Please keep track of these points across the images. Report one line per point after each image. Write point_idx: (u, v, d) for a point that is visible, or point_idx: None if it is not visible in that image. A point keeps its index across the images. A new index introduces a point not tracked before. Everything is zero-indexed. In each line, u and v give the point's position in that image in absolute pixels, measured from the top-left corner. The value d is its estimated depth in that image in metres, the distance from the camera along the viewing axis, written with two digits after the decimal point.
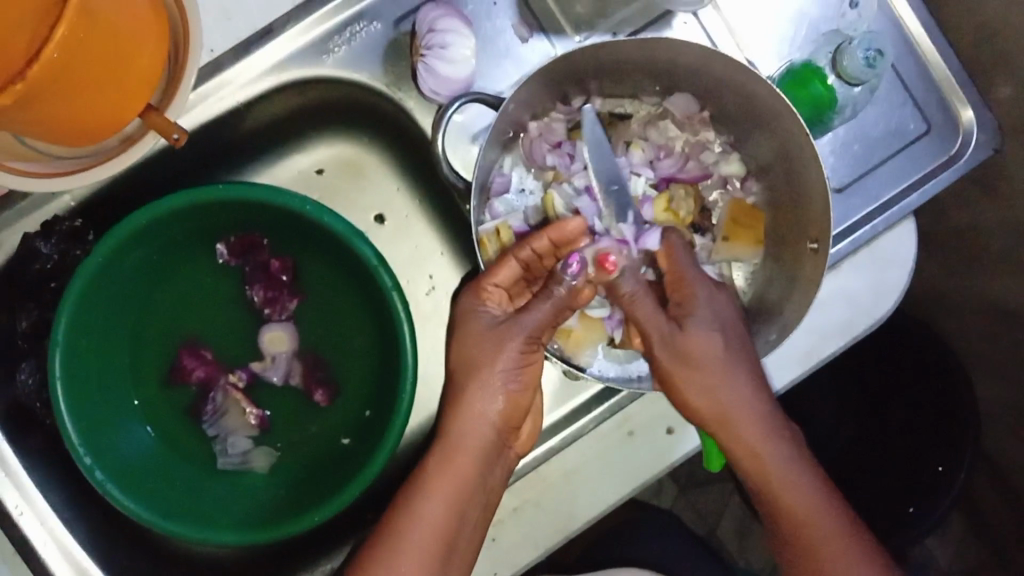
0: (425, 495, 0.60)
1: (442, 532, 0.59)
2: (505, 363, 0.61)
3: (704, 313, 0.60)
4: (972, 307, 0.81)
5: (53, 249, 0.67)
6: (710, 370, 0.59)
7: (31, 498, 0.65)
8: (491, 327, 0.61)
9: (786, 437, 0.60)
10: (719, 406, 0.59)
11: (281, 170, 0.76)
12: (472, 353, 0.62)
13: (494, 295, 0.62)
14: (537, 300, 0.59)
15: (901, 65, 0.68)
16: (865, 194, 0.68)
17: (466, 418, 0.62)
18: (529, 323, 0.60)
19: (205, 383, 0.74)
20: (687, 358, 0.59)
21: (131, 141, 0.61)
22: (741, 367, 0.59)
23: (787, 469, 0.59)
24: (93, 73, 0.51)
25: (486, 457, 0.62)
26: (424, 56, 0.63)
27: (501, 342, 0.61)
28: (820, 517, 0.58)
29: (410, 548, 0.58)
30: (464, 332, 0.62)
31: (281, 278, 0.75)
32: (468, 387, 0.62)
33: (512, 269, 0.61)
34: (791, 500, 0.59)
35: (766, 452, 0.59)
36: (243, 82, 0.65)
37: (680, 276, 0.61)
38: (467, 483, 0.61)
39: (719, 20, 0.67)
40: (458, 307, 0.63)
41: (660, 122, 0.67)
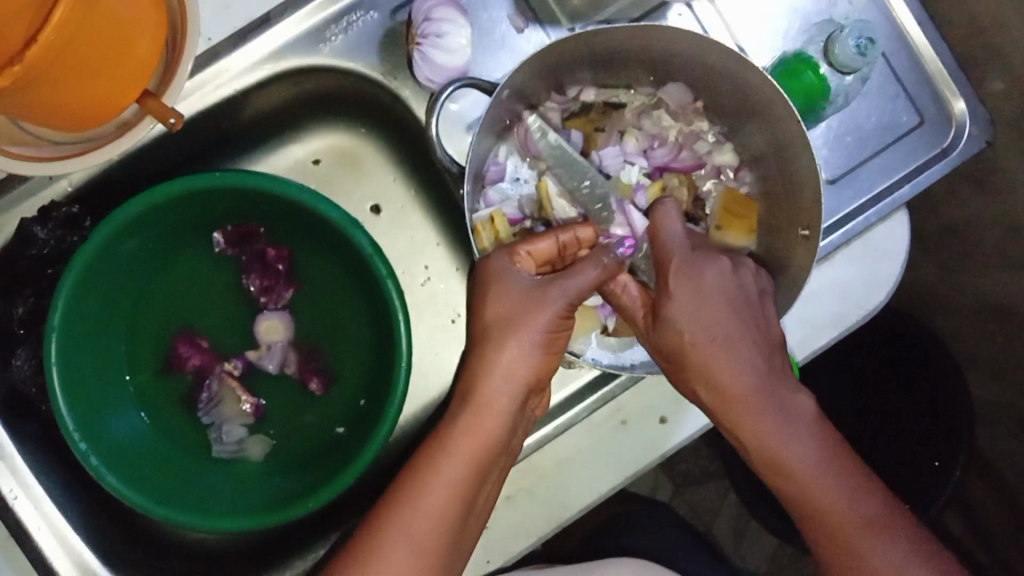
0: (444, 459, 0.56)
1: (458, 500, 0.56)
2: (542, 326, 0.58)
3: (694, 291, 0.59)
4: (966, 302, 0.82)
5: (49, 234, 0.67)
6: (692, 366, 0.59)
7: (27, 484, 0.65)
8: (526, 288, 0.59)
9: (782, 408, 0.57)
10: (700, 397, 0.60)
11: (277, 159, 0.76)
12: (505, 312, 0.59)
13: (524, 261, 0.60)
14: (581, 265, 0.59)
15: (893, 57, 0.69)
16: (858, 185, 0.68)
17: (495, 379, 0.59)
18: (568, 288, 0.58)
19: (201, 371, 0.74)
20: (670, 352, 0.61)
21: (129, 127, 0.61)
22: (727, 354, 0.58)
23: (782, 431, 0.56)
24: (89, 57, 0.52)
25: (510, 425, 0.59)
26: (420, 45, 0.63)
27: (538, 305, 0.58)
28: (818, 480, 0.55)
29: (427, 514, 0.55)
30: (495, 292, 0.59)
31: (277, 267, 0.75)
32: (503, 343, 0.59)
33: (551, 245, 0.61)
34: (787, 477, 0.56)
35: (757, 428, 0.57)
36: (237, 73, 0.65)
37: (666, 258, 0.60)
38: (490, 449, 0.58)
39: (713, 13, 0.67)
40: (487, 266, 0.59)
41: (654, 112, 0.68)
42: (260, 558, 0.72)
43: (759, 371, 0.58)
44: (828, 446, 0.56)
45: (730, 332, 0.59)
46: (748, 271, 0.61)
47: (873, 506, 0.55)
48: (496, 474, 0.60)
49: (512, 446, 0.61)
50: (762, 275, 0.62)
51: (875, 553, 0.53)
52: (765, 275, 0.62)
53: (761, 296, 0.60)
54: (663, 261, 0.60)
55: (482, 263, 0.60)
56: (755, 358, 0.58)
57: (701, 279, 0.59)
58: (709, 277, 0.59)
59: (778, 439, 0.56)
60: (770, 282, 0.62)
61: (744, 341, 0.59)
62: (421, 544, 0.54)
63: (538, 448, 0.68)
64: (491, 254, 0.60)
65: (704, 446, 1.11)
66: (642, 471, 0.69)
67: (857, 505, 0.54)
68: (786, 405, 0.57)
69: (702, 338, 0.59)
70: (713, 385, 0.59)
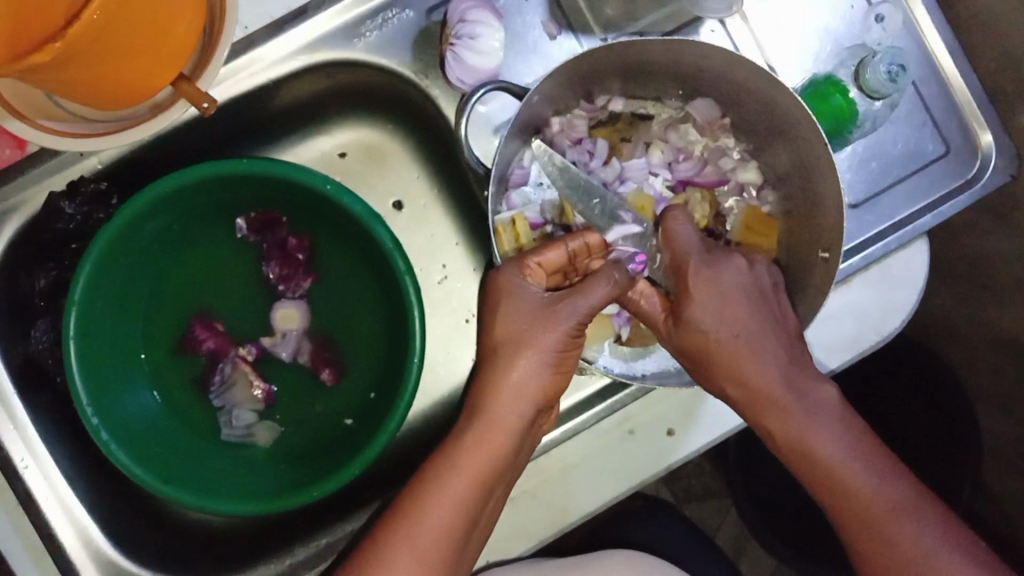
0: (454, 472, 0.57)
1: (465, 507, 0.56)
2: (550, 347, 0.59)
3: (716, 290, 0.60)
4: (981, 336, 0.82)
5: (77, 210, 0.68)
6: (716, 364, 0.60)
7: (38, 454, 0.66)
8: (537, 305, 0.59)
9: (808, 397, 0.59)
10: (725, 392, 0.61)
11: (304, 150, 0.77)
12: (515, 329, 0.59)
13: (534, 274, 0.60)
14: (592, 282, 0.59)
15: (923, 85, 0.69)
16: (880, 212, 0.68)
17: (505, 394, 0.59)
18: (579, 307, 0.59)
19: (215, 355, 0.75)
20: (695, 352, 0.61)
21: (160, 108, 0.62)
22: (751, 349, 0.60)
23: (808, 417, 0.58)
24: (128, 39, 0.52)
25: (520, 440, 0.59)
26: (454, 45, 0.64)
27: (549, 326, 0.59)
28: (847, 464, 0.56)
29: (433, 524, 0.55)
30: (505, 310, 0.59)
31: (298, 256, 0.76)
32: (512, 361, 0.59)
33: (562, 252, 0.60)
34: (814, 465, 0.57)
35: (784, 417, 0.58)
36: (272, 61, 0.66)
37: (682, 263, 0.61)
38: (500, 461, 0.58)
39: (746, 31, 0.67)
40: (497, 281, 0.59)
41: (681, 126, 0.68)
42: (263, 544, 0.72)
43: (782, 363, 0.60)
44: (855, 434, 0.58)
45: (753, 326, 0.60)
46: (762, 268, 0.62)
47: (898, 491, 0.55)
48: (503, 489, 0.60)
49: (520, 461, 0.60)
50: (775, 269, 0.63)
51: (903, 535, 0.54)
52: (777, 269, 0.64)
53: (776, 289, 0.62)
54: (681, 264, 0.61)
55: (494, 276, 0.60)
56: (775, 358, 0.59)
57: (719, 279, 0.61)
58: (726, 277, 0.60)
59: (802, 427, 0.58)
60: (782, 275, 0.63)
61: (768, 337, 0.60)
62: (426, 554, 0.55)
63: (544, 452, 0.68)
64: (502, 267, 0.60)
65: (706, 464, 1.11)
66: (644, 482, 0.69)
67: (883, 488, 0.55)
68: (810, 396, 0.59)
69: (726, 335, 0.60)
70: (740, 378, 0.60)
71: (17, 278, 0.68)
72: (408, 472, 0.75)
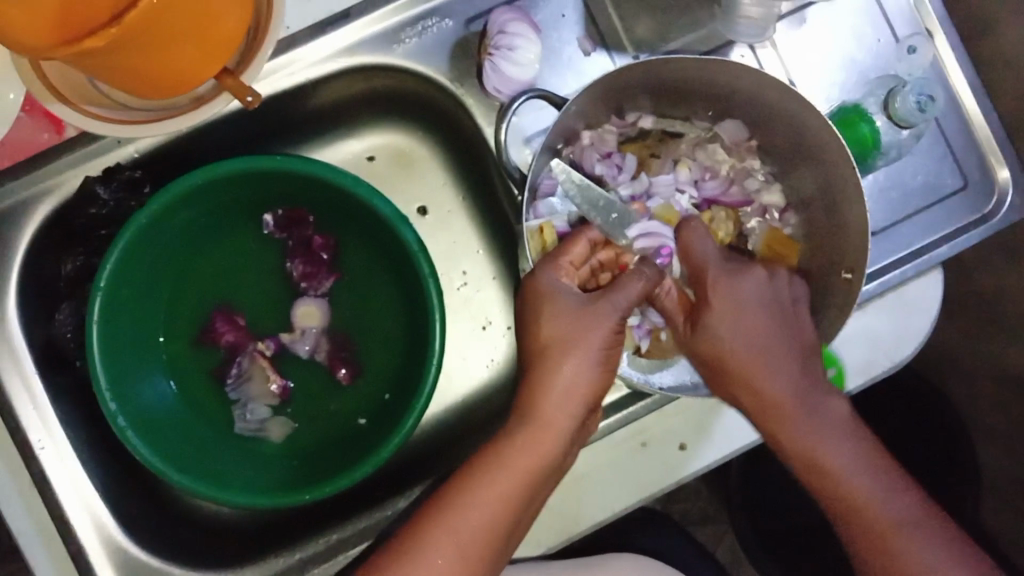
0: (500, 470, 0.58)
1: (509, 507, 0.58)
2: (598, 344, 0.59)
3: (732, 301, 0.61)
4: (987, 372, 0.83)
5: (111, 196, 0.68)
6: (731, 377, 0.61)
7: (55, 436, 0.67)
8: (579, 304, 0.60)
9: (813, 407, 0.60)
10: (740, 403, 0.61)
11: (332, 152, 0.78)
12: (562, 330, 0.59)
13: (568, 273, 0.62)
14: (627, 278, 0.61)
15: (945, 120, 0.71)
16: (897, 241, 0.70)
17: (555, 395, 0.59)
18: (618, 302, 0.60)
19: (234, 348, 0.75)
20: (709, 360, 0.62)
21: (202, 101, 0.63)
22: (766, 364, 0.60)
23: (818, 429, 0.59)
24: (179, 29, 0.53)
25: (569, 442, 0.60)
26: (492, 55, 0.66)
27: (593, 321, 0.60)
28: (855, 476, 0.58)
29: (474, 520, 0.57)
30: (550, 312, 0.60)
31: (322, 255, 0.77)
32: (561, 363, 0.59)
33: (587, 245, 0.62)
34: (824, 477, 0.59)
35: (792, 428, 0.59)
36: (311, 61, 0.67)
37: (700, 273, 0.62)
38: (547, 463, 0.59)
39: (777, 57, 0.69)
40: (536, 286, 0.60)
41: (708, 146, 0.70)
42: (277, 536, 0.72)
43: (794, 373, 0.60)
44: (863, 446, 0.59)
45: (767, 343, 0.60)
46: (781, 282, 0.62)
47: (905, 506, 0.57)
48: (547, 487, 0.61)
49: (568, 463, 0.61)
50: (797, 283, 0.63)
51: (909, 550, 0.56)
52: (800, 282, 0.63)
53: (797, 304, 0.62)
54: (699, 272, 0.62)
55: (531, 282, 0.61)
56: (789, 367, 0.60)
57: (738, 292, 0.61)
58: (742, 292, 0.61)
59: (811, 436, 0.59)
60: (805, 291, 0.63)
61: (785, 351, 0.60)
62: (464, 549, 0.56)
63: None
64: (537, 271, 0.61)
65: (704, 489, 1.11)
66: (656, 494, 0.70)
67: (890, 503, 0.57)
68: (822, 408, 0.60)
69: (742, 350, 0.60)
70: (752, 391, 0.60)
71: (43, 261, 0.68)
72: (420, 473, 0.76)
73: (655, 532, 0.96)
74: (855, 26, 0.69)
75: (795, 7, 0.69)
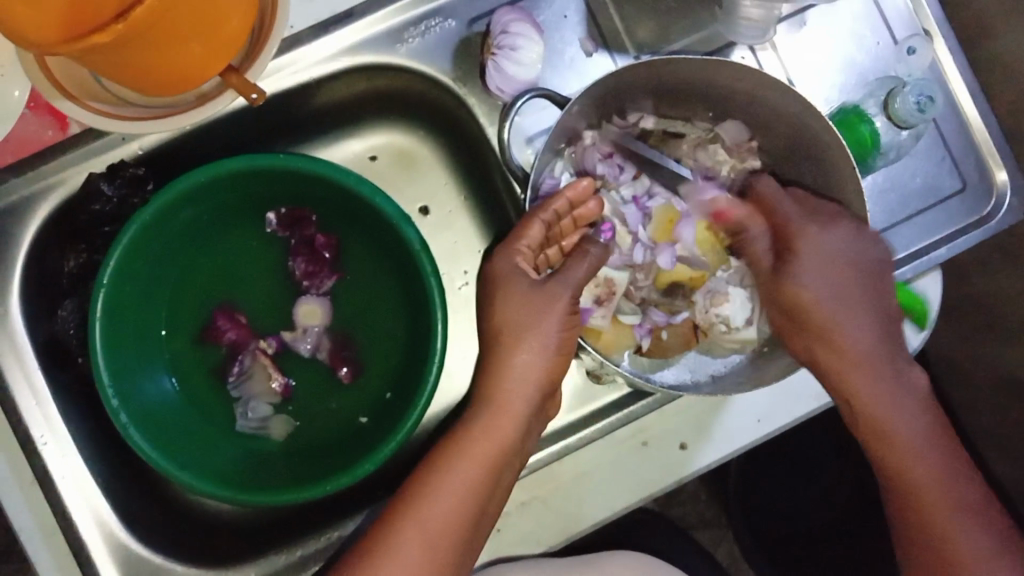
0: (458, 455, 0.60)
1: (475, 493, 0.59)
2: (554, 326, 0.61)
3: (818, 254, 0.63)
4: (985, 376, 0.84)
5: (115, 192, 0.68)
6: (808, 324, 0.63)
7: (57, 432, 0.67)
8: (536, 284, 0.62)
9: (887, 376, 0.62)
10: (814, 357, 0.64)
11: (335, 151, 0.79)
12: (516, 315, 0.62)
13: (528, 256, 0.63)
14: (575, 260, 0.63)
15: (943, 123, 0.71)
16: (897, 242, 0.70)
17: (511, 380, 0.62)
18: (571, 280, 0.62)
19: (235, 346, 0.76)
20: (789, 311, 0.65)
21: (207, 98, 0.63)
22: (846, 314, 0.63)
23: (896, 404, 0.62)
24: (185, 27, 0.54)
25: (527, 427, 0.62)
26: (495, 55, 0.66)
27: (549, 302, 0.62)
28: (924, 454, 0.61)
29: (440, 505, 0.58)
30: (504, 295, 0.62)
31: (324, 254, 0.77)
32: (515, 349, 0.62)
33: (541, 227, 0.62)
34: (889, 447, 0.62)
35: (867, 396, 0.62)
36: (315, 60, 0.68)
37: (783, 223, 0.65)
38: (508, 449, 0.61)
39: (777, 60, 0.70)
40: (494, 271, 0.63)
41: (709, 146, 0.69)
42: (278, 534, 0.72)
43: (875, 334, 0.63)
44: (933, 425, 0.62)
45: (851, 298, 0.63)
46: (878, 242, 0.63)
47: (965, 493, 0.61)
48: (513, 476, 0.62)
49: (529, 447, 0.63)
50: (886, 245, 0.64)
51: (957, 537, 0.59)
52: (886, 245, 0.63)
53: (881, 265, 0.63)
54: (784, 224, 0.65)
55: (492, 266, 0.64)
56: (869, 326, 0.63)
57: (823, 242, 0.63)
58: (831, 242, 0.62)
59: (884, 404, 0.62)
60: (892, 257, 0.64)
61: (864, 312, 0.63)
62: (433, 534, 0.58)
63: (558, 458, 0.69)
64: (496, 256, 0.64)
65: (703, 491, 1.12)
66: (659, 493, 0.70)
67: (951, 488, 0.61)
68: (904, 379, 0.62)
69: (825, 299, 0.63)
70: (830, 342, 0.63)
71: (47, 257, 0.69)
72: None
73: (654, 533, 0.96)
74: (854, 29, 0.70)
75: (796, 9, 0.69)
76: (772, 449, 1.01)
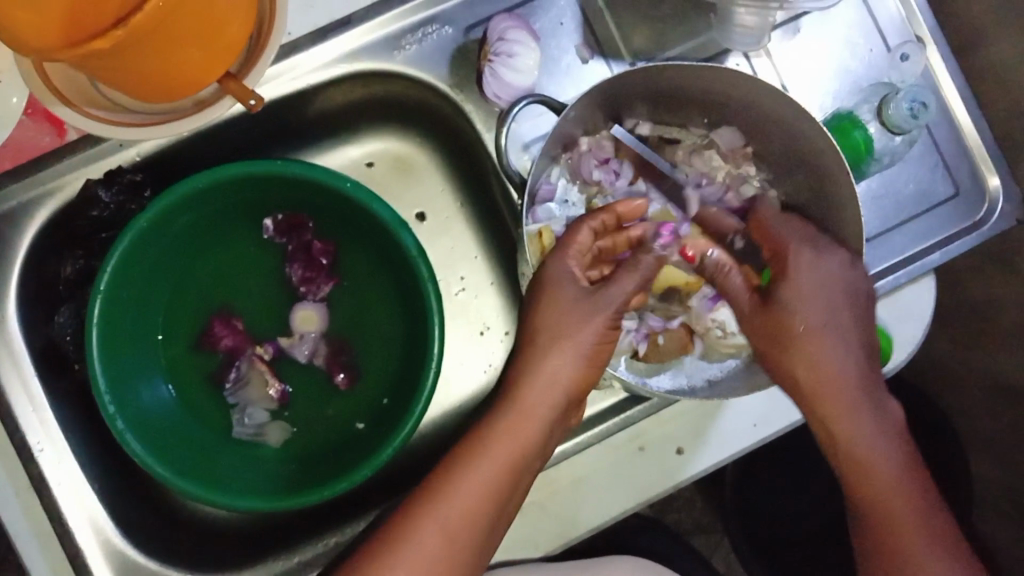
0: (483, 459, 0.60)
1: (493, 497, 0.59)
2: (589, 336, 0.62)
3: (811, 276, 0.62)
4: (977, 381, 0.84)
5: (112, 198, 0.68)
6: (793, 350, 0.62)
7: (53, 438, 0.67)
8: (581, 295, 0.62)
9: (869, 407, 0.61)
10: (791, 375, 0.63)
11: (332, 158, 0.79)
12: (555, 322, 0.62)
13: (577, 260, 0.64)
14: (624, 274, 0.63)
15: (936, 129, 0.72)
16: (890, 248, 0.71)
17: (536, 386, 0.62)
18: (615, 296, 0.62)
19: (232, 352, 0.76)
20: (771, 332, 0.64)
21: (205, 104, 0.63)
22: (832, 340, 0.62)
23: (869, 431, 0.61)
24: (183, 34, 0.54)
25: (551, 430, 0.62)
26: (492, 62, 0.66)
27: (593, 312, 0.62)
28: (895, 487, 0.60)
29: (457, 506, 0.58)
30: (547, 301, 0.62)
31: (321, 260, 0.77)
32: (548, 354, 0.62)
33: (590, 234, 0.64)
34: (862, 475, 0.61)
35: (847, 426, 0.61)
36: (313, 66, 0.68)
37: (781, 245, 0.64)
38: (527, 453, 0.60)
39: (771, 67, 0.70)
40: (543, 274, 0.63)
41: (705, 152, 0.71)
42: (275, 539, 0.72)
43: (860, 363, 0.62)
44: (906, 457, 0.61)
45: (840, 322, 0.62)
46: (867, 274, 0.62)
47: (937, 530, 0.60)
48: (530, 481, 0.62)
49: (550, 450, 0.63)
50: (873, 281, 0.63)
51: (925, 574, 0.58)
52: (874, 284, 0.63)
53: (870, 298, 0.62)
54: (781, 248, 0.65)
55: (539, 270, 0.63)
56: (852, 354, 0.62)
57: (818, 264, 0.62)
58: (826, 265, 0.62)
59: (865, 439, 0.61)
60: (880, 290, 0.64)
61: (847, 333, 0.62)
62: (451, 536, 0.58)
63: (555, 463, 0.69)
64: (546, 261, 0.63)
65: (698, 497, 1.12)
66: (657, 497, 0.70)
67: (922, 524, 0.59)
68: (879, 407, 0.62)
69: (816, 323, 0.62)
70: (814, 370, 0.62)
71: (44, 262, 0.69)
72: (420, 477, 0.76)
73: (650, 538, 0.97)
74: (847, 36, 0.71)
75: (790, 17, 0.70)
76: (767, 454, 1.02)
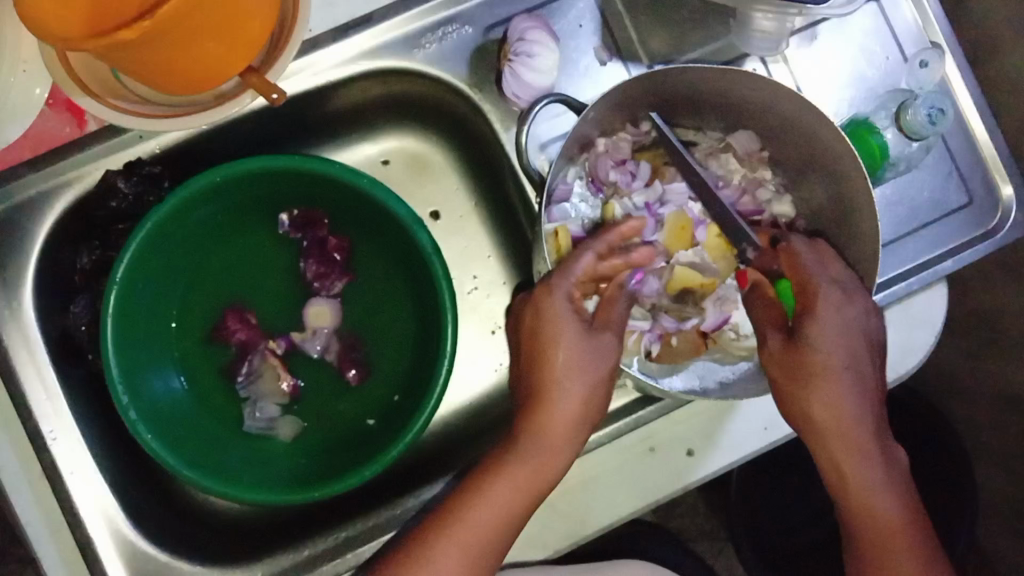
0: (506, 479, 0.61)
1: (513, 508, 0.61)
2: (600, 367, 0.63)
3: (836, 318, 0.61)
4: (984, 391, 0.85)
5: (131, 189, 0.68)
6: (814, 389, 0.61)
7: (66, 427, 0.67)
8: (584, 333, 0.63)
9: (878, 452, 0.62)
10: (809, 415, 0.62)
11: (348, 155, 0.80)
12: (571, 358, 0.62)
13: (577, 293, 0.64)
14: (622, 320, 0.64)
15: (951, 138, 0.72)
16: (904, 254, 0.71)
17: (557, 410, 0.62)
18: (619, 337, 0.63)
19: (245, 346, 0.76)
20: (796, 368, 0.62)
21: (226, 98, 0.64)
22: (847, 381, 0.62)
23: (876, 477, 0.62)
24: (208, 26, 0.54)
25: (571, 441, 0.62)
26: (511, 62, 0.67)
27: (599, 352, 0.63)
28: (902, 533, 0.61)
29: (473, 524, 0.61)
30: (557, 335, 0.62)
31: (334, 256, 0.77)
32: (565, 382, 0.62)
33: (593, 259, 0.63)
34: (868, 519, 0.61)
35: (858, 470, 0.62)
36: (336, 61, 0.68)
37: (810, 284, 0.62)
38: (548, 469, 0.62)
39: (788, 72, 0.71)
40: (547, 304, 0.62)
41: (722, 155, 0.71)
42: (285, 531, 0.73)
43: (870, 406, 0.62)
44: (912, 506, 0.62)
45: (859, 363, 0.62)
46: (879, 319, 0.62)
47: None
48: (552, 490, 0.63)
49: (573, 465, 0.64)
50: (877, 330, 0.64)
51: None
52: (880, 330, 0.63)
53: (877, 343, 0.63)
54: (807, 284, 0.62)
55: (542, 297, 0.62)
56: (868, 397, 0.62)
57: (840, 308, 0.61)
58: (850, 311, 0.61)
59: (873, 484, 0.61)
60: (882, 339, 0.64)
61: (856, 372, 0.62)
62: (466, 547, 0.60)
63: None
64: (548, 288, 0.62)
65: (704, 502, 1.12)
66: (662, 500, 0.70)
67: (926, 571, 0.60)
68: (887, 452, 0.62)
69: (838, 362, 0.61)
70: (833, 412, 0.61)
71: (61, 251, 0.69)
72: (433, 473, 0.76)
73: (655, 542, 0.97)
74: (864, 43, 0.71)
75: (808, 23, 0.70)
76: (773, 461, 1.02)
